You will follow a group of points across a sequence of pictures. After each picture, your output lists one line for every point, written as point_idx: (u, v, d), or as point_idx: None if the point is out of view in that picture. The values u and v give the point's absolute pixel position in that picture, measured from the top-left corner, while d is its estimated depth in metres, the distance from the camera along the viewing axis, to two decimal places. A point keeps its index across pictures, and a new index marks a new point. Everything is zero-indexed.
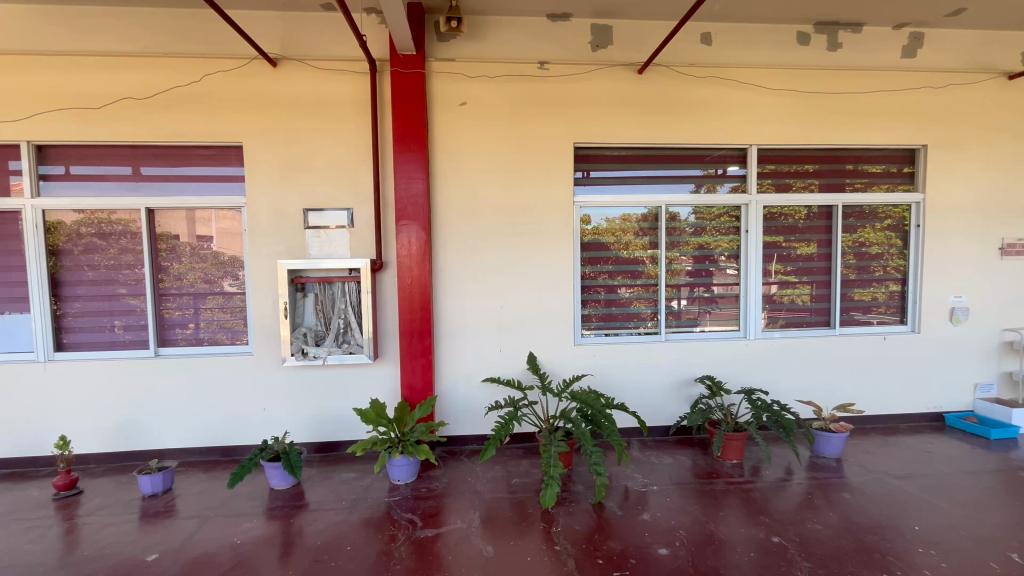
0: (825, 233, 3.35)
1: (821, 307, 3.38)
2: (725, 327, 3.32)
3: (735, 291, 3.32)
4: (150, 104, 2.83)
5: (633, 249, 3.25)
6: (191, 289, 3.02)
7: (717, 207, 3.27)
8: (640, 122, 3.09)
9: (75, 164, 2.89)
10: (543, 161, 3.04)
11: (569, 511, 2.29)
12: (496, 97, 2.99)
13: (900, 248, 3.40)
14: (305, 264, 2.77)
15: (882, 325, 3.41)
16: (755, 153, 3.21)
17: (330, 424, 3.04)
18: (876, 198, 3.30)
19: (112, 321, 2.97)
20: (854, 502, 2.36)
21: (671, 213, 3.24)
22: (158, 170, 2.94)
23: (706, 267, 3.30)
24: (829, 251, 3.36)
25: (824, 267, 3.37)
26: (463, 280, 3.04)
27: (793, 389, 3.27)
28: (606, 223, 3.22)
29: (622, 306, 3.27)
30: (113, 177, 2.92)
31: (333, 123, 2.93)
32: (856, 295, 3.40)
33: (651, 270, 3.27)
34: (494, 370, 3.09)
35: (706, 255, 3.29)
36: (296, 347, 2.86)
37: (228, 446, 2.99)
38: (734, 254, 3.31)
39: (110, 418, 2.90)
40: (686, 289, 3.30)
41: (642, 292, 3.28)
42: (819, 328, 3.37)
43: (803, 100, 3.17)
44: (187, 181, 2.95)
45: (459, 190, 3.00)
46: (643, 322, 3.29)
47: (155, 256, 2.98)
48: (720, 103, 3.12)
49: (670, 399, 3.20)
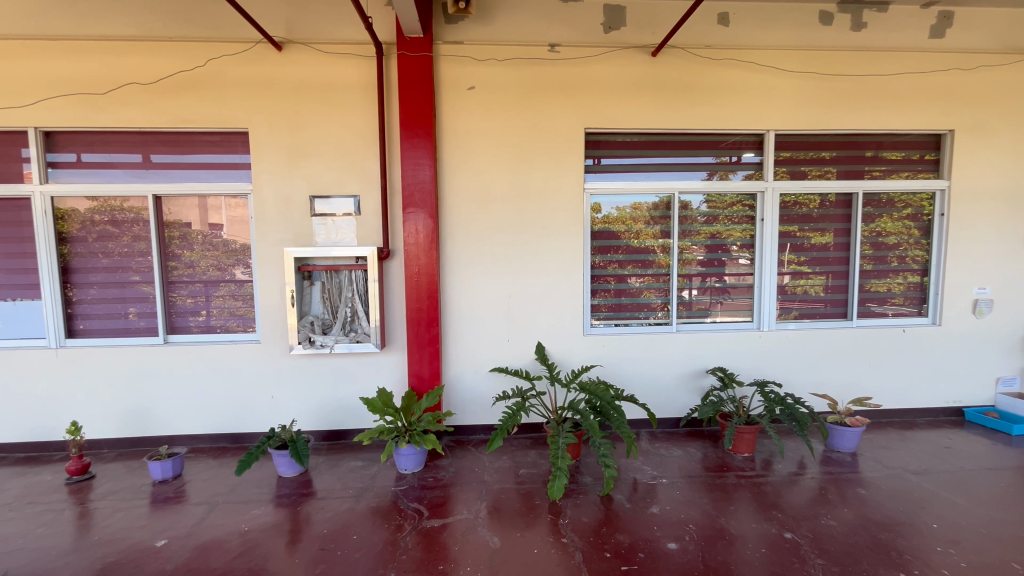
0: (843, 222, 3.24)
1: (838, 298, 3.29)
2: (738, 318, 3.25)
3: (748, 281, 3.25)
4: (155, 89, 2.79)
5: (644, 238, 3.18)
6: (202, 277, 3.02)
7: (731, 195, 3.18)
8: (653, 107, 3.00)
9: (86, 152, 2.88)
10: (553, 147, 2.97)
11: (576, 503, 2.27)
12: (506, 81, 2.92)
13: (921, 238, 3.29)
14: (312, 253, 2.74)
15: (899, 317, 3.32)
16: (772, 139, 3.10)
17: (338, 413, 3.04)
18: (896, 185, 3.19)
19: (122, 308, 2.98)
20: (869, 498, 2.31)
21: (683, 200, 3.16)
22: (166, 157, 2.92)
23: (719, 257, 3.22)
24: (846, 241, 3.26)
25: (841, 256, 3.28)
26: (471, 269, 3.00)
27: (807, 382, 3.20)
28: (617, 212, 3.15)
29: (632, 297, 3.21)
30: (122, 164, 2.91)
31: (339, 108, 2.88)
32: (874, 286, 3.30)
33: (662, 260, 3.20)
34: (502, 359, 3.06)
35: (718, 244, 3.21)
36: (303, 335, 2.85)
37: (238, 433, 3.01)
38: (747, 243, 3.23)
39: (123, 405, 2.92)
40: (699, 279, 3.23)
41: (653, 282, 3.21)
42: (835, 320, 3.29)
43: (824, 84, 3.05)
44: (195, 169, 2.93)
45: (467, 177, 2.95)
46: (653, 312, 3.23)
47: (167, 244, 2.98)
48: (737, 86, 3.01)
49: (680, 390, 3.15)
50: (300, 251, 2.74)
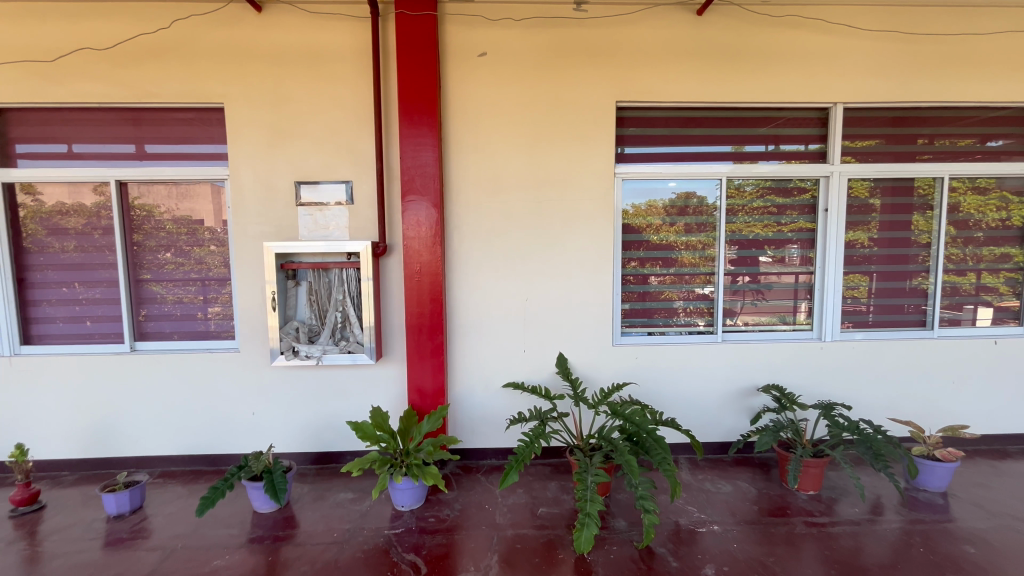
0: (905, 213, 2.72)
1: (904, 304, 2.79)
2: (781, 326, 2.78)
3: (792, 281, 2.76)
4: (113, 58, 2.41)
5: (667, 232, 2.70)
6: (198, 276, 2.63)
7: (754, 183, 2.68)
8: (698, 76, 2.53)
9: (76, 142, 2.53)
10: (580, 124, 2.52)
11: (609, 559, 1.83)
12: (523, 47, 2.47)
13: (997, 231, 2.78)
14: (321, 249, 2.35)
15: (969, 325, 2.81)
16: (840, 113, 2.61)
17: (328, 433, 2.64)
18: (968, 168, 2.68)
19: (97, 309, 2.61)
20: (980, 559, 1.83)
21: (698, 197, 2.68)
22: (163, 147, 2.55)
23: (753, 254, 2.73)
24: (889, 234, 2.73)
25: (904, 252, 2.75)
26: (482, 267, 2.57)
27: (878, 403, 2.71)
28: (632, 208, 2.68)
29: (661, 301, 2.75)
30: (97, 152, 2.54)
31: (329, 80, 2.47)
32: (947, 290, 2.79)
33: (687, 258, 2.72)
34: (517, 374, 2.63)
35: (755, 241, 2.72)
36: (286, 344, 2.45)
37: (214, 454, 2.63)
38: (774, 241, 2.73)
39: (89, 421, 2.56)
40: (729, 280, 2.74)
41: (677, 282, 2.74)
42: (900, 326, 2.80)
43: (906, 46, 2.54)
44: (177, 154, 2.55)
45: (478, 160, 2.52)
46: (681, 318, 2.76)
47: (173, 238, 2.60)
48: (798, 51, 2.53)
49: (726, 411, 2.69)
50: (304, 245, 2.35)
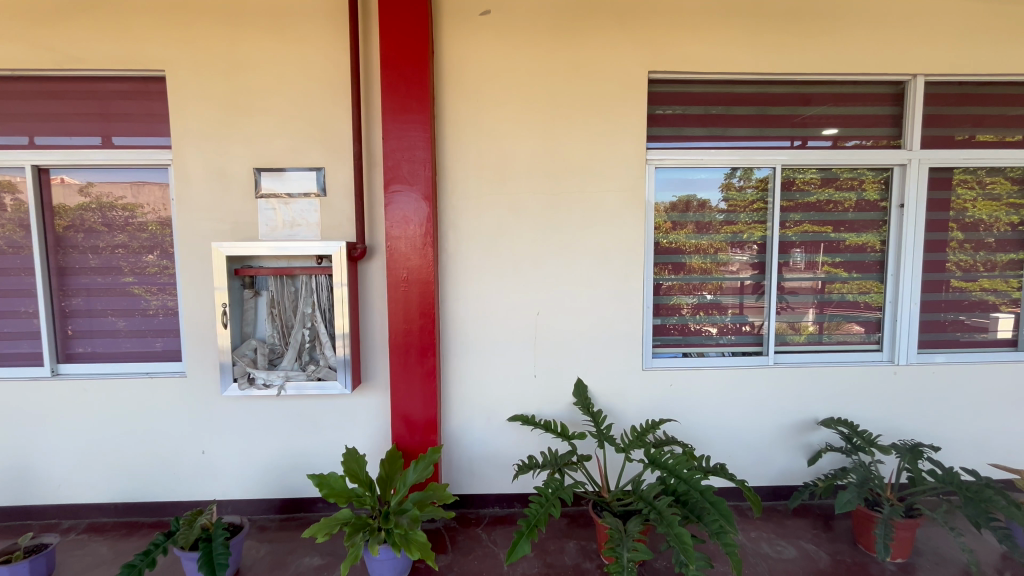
0: (941, 210, 2.24)
1: (966, 319, 2.31)
2: (790, 338, 2.30)
3: (813, 291, 2.28)
4: (28, 13, 1.95)
5: (677, 235, 2.23)
6: (172, 284, 2.16)
7: (755, 183, 2.22)
8: (747, 41, 2.08)
9: (37, 133, 2.07)
10: (604, 99, 2.07)
11: None
12: (534, 4, 2.01)
13: None
14: (316, 250, 1.90)
15: None
16: (920, 88, 2.15)
17: (297, 475, 2.16)
18: None
19: (38, 324, 2.13)
20: None
21: (698, 198, 2.22)
22: (131, 139, 2.09)
23: (787, 259, 2.26)
24: (929, 236, 2.25)
25: (935, 258, 2.25)
26: (484, 274, 2.10)
27: (963, 440, 2.24)
28: (660, 206, 2.21)
29: (671, 313, 2.26)
30: (29, 135, 2.07)
31: (295, 42, 2.00)
32: (1010, 303, 2.32)
33: (697, 263, 2.24)
34: (527, 403, 2.16)
35: (786, 242, 2.25)
36: (240, 369, 1.98)
37: (155, 501, 2.15)
38: (813, 245, 2.25)
39: (16, 463, 2.10)
40: (739, 288, 2.27)
41: (705, 290, 2.26)
42: (960, 347, 2.32)
43: (1002, 6, 2.09)
44: (150, 147, 2.09)
45: (479, 143, 2.06)
46: (696, 334, 2.28)
47: (158, 240, 2.14)
48: (869, 11, 2.07)
49: (778, 447, 2.22)
50: (285, 244, 1.88)
